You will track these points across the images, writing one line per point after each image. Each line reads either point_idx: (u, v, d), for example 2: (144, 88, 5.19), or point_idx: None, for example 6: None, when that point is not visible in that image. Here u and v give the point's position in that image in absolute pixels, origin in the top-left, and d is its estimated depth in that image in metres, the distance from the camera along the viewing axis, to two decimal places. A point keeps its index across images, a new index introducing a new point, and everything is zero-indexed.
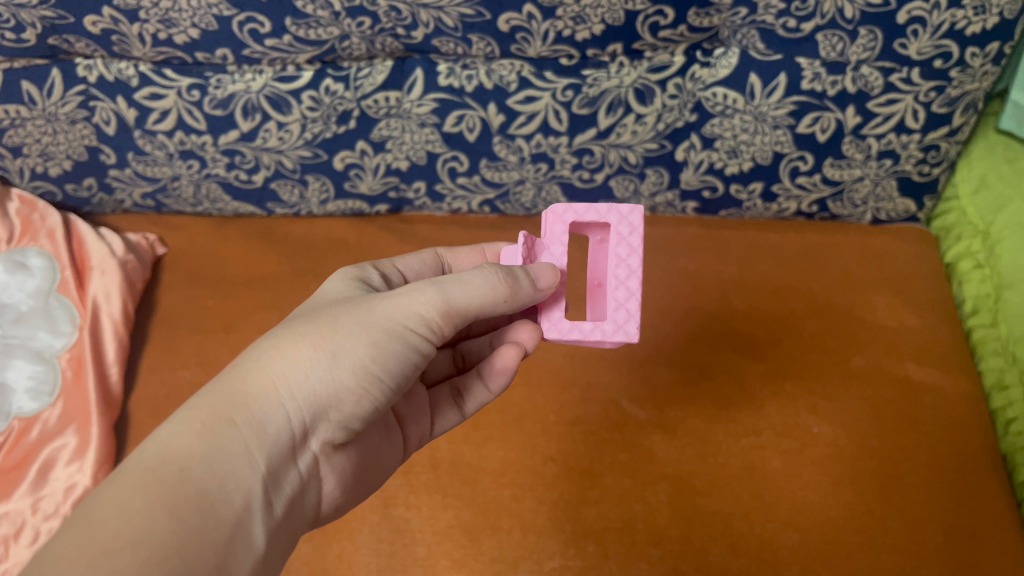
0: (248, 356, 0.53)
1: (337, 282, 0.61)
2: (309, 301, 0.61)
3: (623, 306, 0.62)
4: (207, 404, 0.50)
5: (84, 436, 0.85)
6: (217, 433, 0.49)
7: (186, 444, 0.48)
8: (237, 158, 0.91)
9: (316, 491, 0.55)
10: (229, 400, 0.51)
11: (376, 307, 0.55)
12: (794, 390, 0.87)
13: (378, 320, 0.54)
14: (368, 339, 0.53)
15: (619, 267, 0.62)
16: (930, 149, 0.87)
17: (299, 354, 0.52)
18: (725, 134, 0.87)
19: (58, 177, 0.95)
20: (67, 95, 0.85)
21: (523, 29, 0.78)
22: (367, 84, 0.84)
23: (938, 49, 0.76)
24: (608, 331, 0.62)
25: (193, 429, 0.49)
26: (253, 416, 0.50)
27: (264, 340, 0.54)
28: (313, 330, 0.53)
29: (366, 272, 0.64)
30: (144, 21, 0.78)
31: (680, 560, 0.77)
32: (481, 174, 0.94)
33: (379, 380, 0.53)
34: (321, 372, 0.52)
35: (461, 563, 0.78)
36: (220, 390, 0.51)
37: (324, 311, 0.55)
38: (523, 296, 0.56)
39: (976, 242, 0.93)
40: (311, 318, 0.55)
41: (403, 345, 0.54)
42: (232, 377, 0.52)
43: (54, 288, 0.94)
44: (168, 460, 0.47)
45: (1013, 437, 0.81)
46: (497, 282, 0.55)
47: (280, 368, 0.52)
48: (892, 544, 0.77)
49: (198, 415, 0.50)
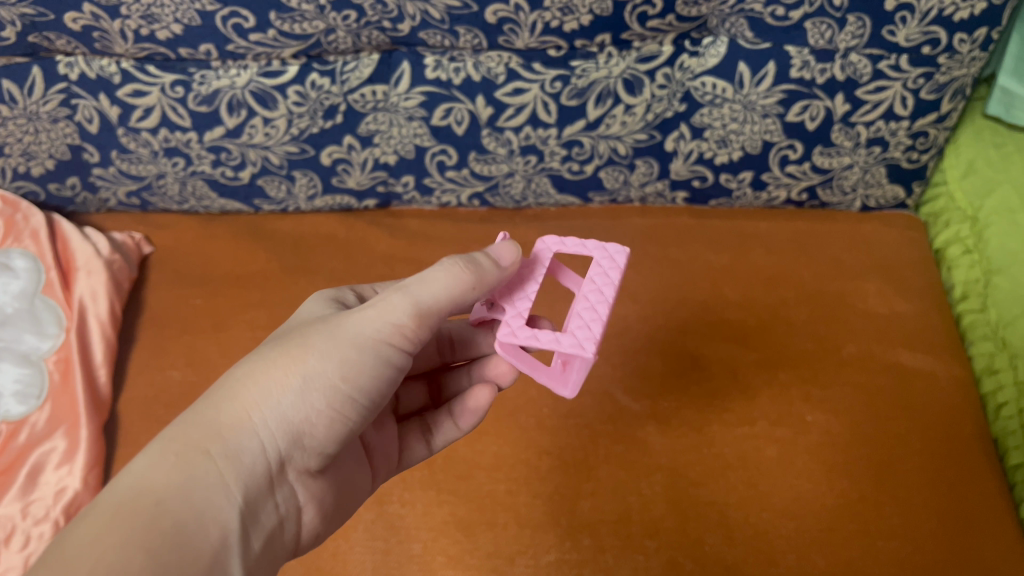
0: (220, 385, 0.53)
1: (313, 304, 0.61)
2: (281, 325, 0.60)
3: (588, 324, 0.54)
4: (181, 436, 0.50)
5: (73, 439, 0.83)
6: (192, 463, 0.49)
7: (162, 478, 0.48)
8: (223, 155, 0.90)
9: (296, 523, 0.55)
10: (203, 429, 0.51)
11: (345, 324, 0.54)
12: (787, 378, 0.87)
13: (348, 337, 0.54)
14: (338, 357, 0.53)
15: (589, 294, 0.56)
16: (919, 135, 0.87)
17: (272, 379, 0.52)
18: (715, 124, 0.87)
19: (41, 176, 0.94)
20: (48, 93, 0.84)
21: (510, 20, 0.77)
22: (353, 78, 0.83)
23: (926, 35, 0.76)
24: (564, 344, 0.53)
25: (167, 463, 0.48)
26: (228, 445, 0.50)
27: (237, 368, 0.54)
28: (286, 353, 0.53)
29: (342, 293, 0.63)
30: (125, 17, 0.77)
31: (676, 551, 0.77)
32: (470, 167, 0.93)
33: (353, 398, 0.53)
34: (294, 395, 0.52)
35: (457, 559, 0.77)
36: (195, 421, 0.51)
37: (294, 332, 0.55)
38: (492, 282, 0.55)
39: (965, 227, 0.94)
40: (282, 341, 0.55)
41: (375, 359, 0.54)
42: (206, 406, 0.52)
43: (40, 289, 0.92)
44: (143, 492, 0.46)
45: (1004, 421, 0.83)
46: (463, 276, 0.54)
47: (253, 394, 0.52)
48: (886, 532, 0.77)
49: (172, 447, 0.49)
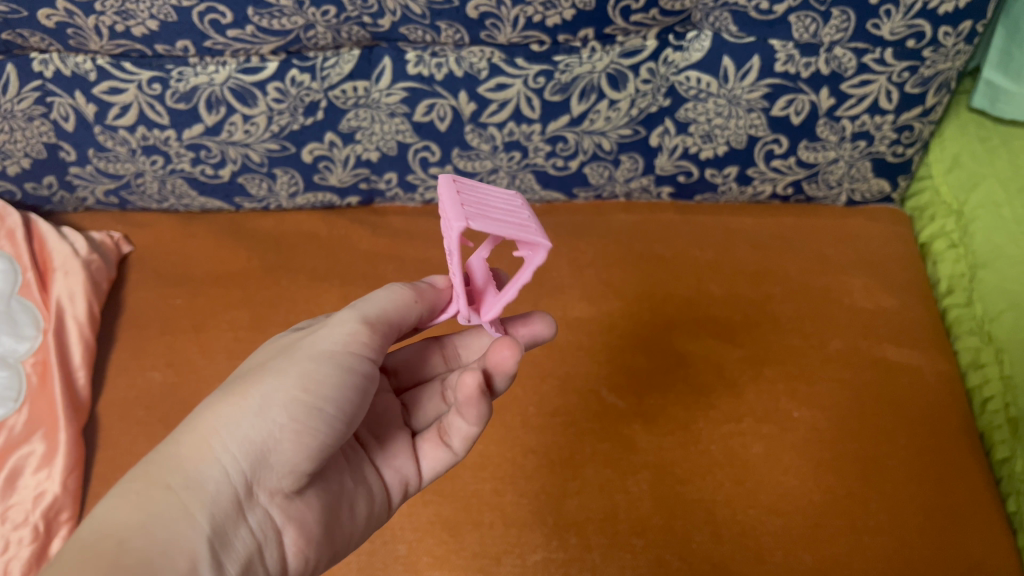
0: (182, 422, 0.54)
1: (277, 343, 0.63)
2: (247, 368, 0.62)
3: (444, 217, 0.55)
4: (143, 474, 0.51)
5: (51, 443, 0.82)
6: (153, 497, 0.49)
7: (125, 517, 0.48)
8: (203, 152, 0.88)
9: (277, 546, 0.54)
10: (166, 465, 0.51)
11: (302, 347, 0.55)
12: (773, 374, 0.86)
13: (303, 354, 0.55)
14: (296, 374, 0.53)
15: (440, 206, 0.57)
16: (905, 129, 0.87)
17: (230, 405, 0.52)
18: (700, 118, 0.86)
19: (18, 175, 0.92)
20: (22, 91, 0.82)
21: (492, 15, 0.76)
22: (334, 74, 0.82)
23: (911, 28, 0.76)
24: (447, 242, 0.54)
25: (129, 502, 0.49)
26: (190, 476, 0.50)
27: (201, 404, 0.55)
28: (245, 380, 0.54)
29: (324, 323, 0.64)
30: (100, 13, 0.75)
31: (664, 549, 0.76)
32: (453, 164, 0.92)
33: (317, 409, 0.52)
34: (252, 416, 0.52)
35: (443, 560, 0.77)
36: (158, 459, 0.52)
37: (255, 365, 0.56)
38: (429, 293, 0.62)
39: (950, 222, 0.95)
40: (242, 376, 0.56)
41: (333, 368, 0.54)
42: (170, 444, 0.53)
43: (16, 289, 0.91)
44: (105, 534, 0.46)
45: (990, 415, 0.83)
46: (401, 291, 0.60)
47: (212, 421, 0.52)
48: (873, 527, 0.77)
49: (133, 485, 0.50)
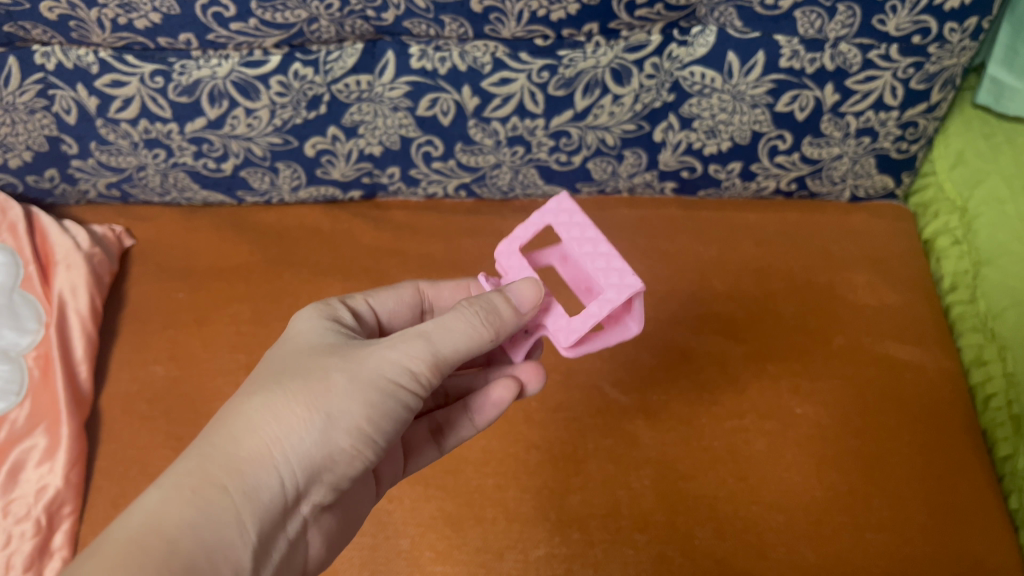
0: (236, 413, 0.52)
1: (316, 325, 0.58)
2: (285, 339, 0.58)
3: (613, 267, 0.58)
4: (198, 469, 0.50)
5: (54, 437, 0.82)
6: (211, 499, 0.48)
7: (176, 514, 0.47)
8: (205, 146, 0.88)
9: (305, 549, 0.55)
10: (221, 462, 0.50)
11: (367, 360, 0.53)
12: (776, 371, 0.86)
13: (370, 377, 0.53)
14: (361, 398, 0.52)
15: (584, 250, 0.60)
16: (909, 126, 0.86)
17: (294, 417, 0.51)
18: (704, 114, 0.86)
19: (19, 169, 0.92)
20: (24, 84, 0.82)
21: (496, 9, 0.76)
22: (337, 68, 0.82)
23: (917, 24, 0.76)
24: (616, 295, 0.57)
25: (180, 497, 0.48)
26: (246, 480, 0.50)
27: (252, 396, 0.53)
28: (308, 388, 0.52)
29: (337, 309, 0.61)
30: (102, 6, 0.75)
31: (666, 545, 0.76)
32: (457, 158, 0.92)
33: (372, 439, 0.53)
34: (315, 434, 0.51)
35: (445, 555, 0.77)
36: (210, 453, 0.50)
37: (311, 364, 0.54)
38: (505, 325, 0.55)
39: (954, 218, 0.95)
40: (298, 373, 0.53)
41: (395, 402, 0.53)
42: (222, 438, 0.51)
43: (17, 283, 0.90)
44: (156, 530, 0.46)
45: (993, 412, 0.83)
46: (481, 325, 0.54)
47: (273, 428, 0.51)
48: (875, 524, 0.77)
49: (188, 482, 0.49)
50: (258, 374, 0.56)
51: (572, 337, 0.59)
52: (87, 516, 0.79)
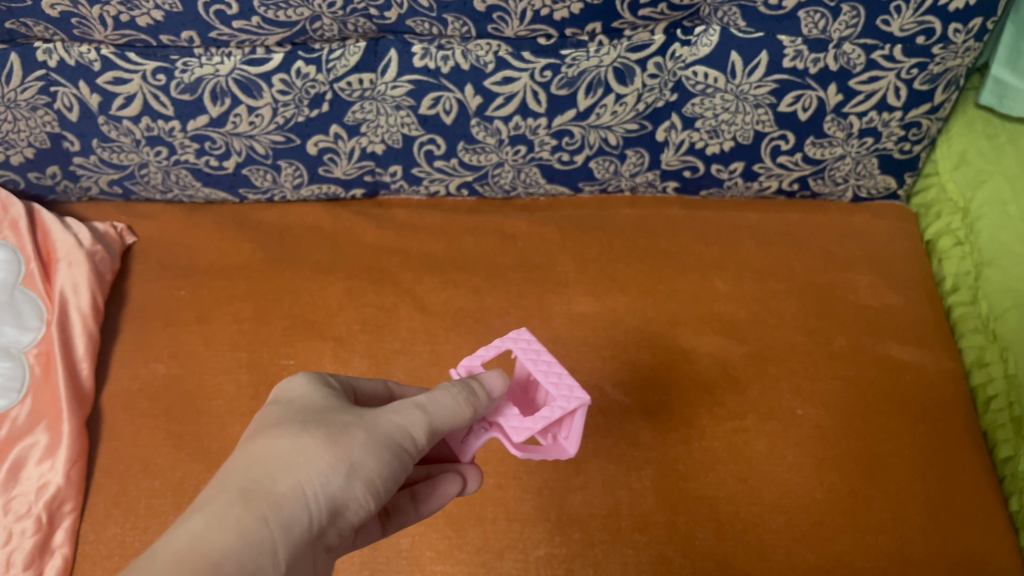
0: (262, 453, 0.50)
1: (312, 383, 0.57)
2: (280, 395, 0.57)
3: (564, 380, 0.61)
4: (238, 501, 0.47)
5: (55, 434, 0.82)
6: (257, 529, 0.46)
7: (218, 542, 0.44)
8: (207, 144, 0.88)
9: None
10: (255, 495, 0.47)
11: (378, 420, 0.54)
12: (777, 372, 0.86)
13: (386, 431, 0.53)
14: (381, 450, 0.52)
15: (536, 364, 0.62)
16: (912, 126, 0.86)
17: (323, 459, 0.50)
18: (706, 114, 0.86)
19: (21, 165, 0.91)
20: (26, 81, 0.82)
21: (500, 8, 0.76)
22: (340, 66, 0.81)
23: (920, 25, 0.76)
24: (565, 401, 0.59)
25: (222, 525, 0.45)
26: (282, 516, 0.47)
27: (274, 439, 0.51)
28: (333, 435, 0.52)
29: (324, 375, 0.59)
30: (105, 3, 0.75)
31: (667, 546, 0.77)
32: (459, 157, 0.92)
33: (383, 492, 0.53)
34: (341, 479, 0.50)
35: (446, 554, 0.77)
36: (240, 486, 0.48)
37: (327, 417, 0.53)
38: (487, 409, 0.59)
39: (956, 220, 0.95)
40: (319, 421, 0.53)
41: (404, 458, 0.54)
42: (250, 475, 0.49)
43: (19, 280, 0.90)
44: (202, 558, 0.43)
45: (994, 414, 0.84)
46: (478, 396, 0.58)
47: (305, 467, 0.49)
48: (875, 526, 0.77)
49: (232, 510, 0.46)
50: (266, 423, 0.54)
51: (521, 435, 0.59)
52: (88, 513, 0.79)
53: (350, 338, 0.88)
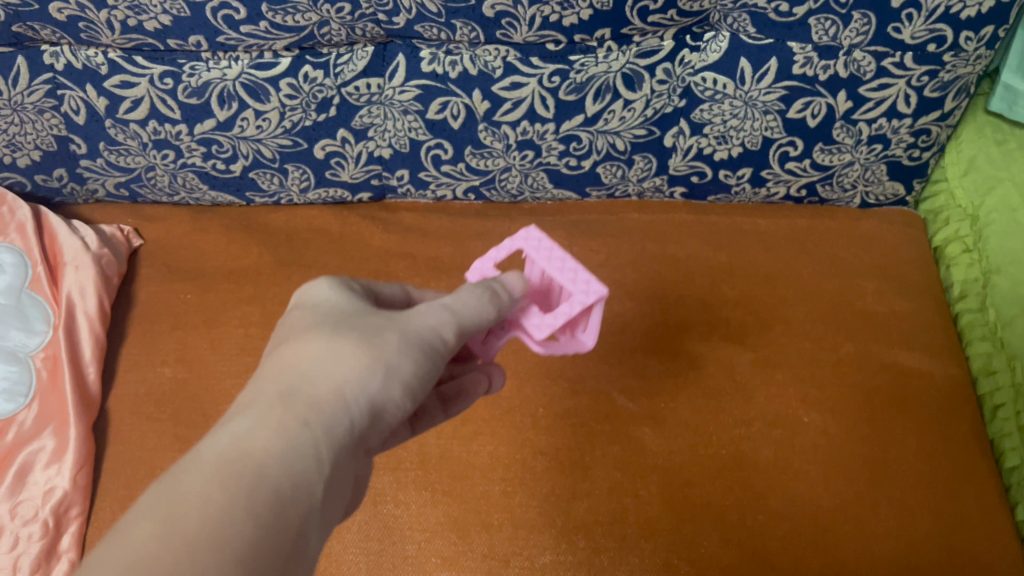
0: (295, 357, 0.47)
1: (335, 286, 0.54)
2: (302, 301, 0.53)
3: (580, 274, 0.59)
4: (275, 405, 0.43)
5: (62, 438, 0.82)
6: (300, 431, 0.42)
7: (258, 446, 0.40)
8: (215, 147, 0.88)
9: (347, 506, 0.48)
10: (294, 398, 0.44)
11: (409, 321, 0.51)
12: (784, 379, 0.86)
13: (416, 333, 0.50)
14: (414, 352, 0.49)
15: (549, 259, 0.60)
16: (922, 133, 0.86)
17: (357, 362, 0.47)
18: (715, 119, 0.86)
19: (28, 167, 0.91)
20: (34, 84, 0.82)
21: (509, 14, 0.75)
22: (347, 71, 0.81)
23: (932, 32, 0.75)
24: (583, 293, 0.57)
25: (261, 429, 0.41)
26: (322, 419, 0.44)
27: (306, 342, 0.48)
28: (366, 336, 0.48)
29: (349, 280, 0.55)
30: (112, 8, 0.74)
31: (672, 553, 0.77)
32: (466, 161, 0.91)
33: (418, 394, 0.50)
34: (379, 380, 0.47)
35: (453, 561, 0.77)
36: (276, 389, 0.45)
37: (357, 319, 0.50)
38: (508, 312, 0.56)
39: (964, 226, 0.94)
40: (350, 325, 0.49)
41: (437, 359, 0.51)
42: (285, 379, 0.45)
43: (26, 284, 0.90)
44: (244, 461, 0.39)
45: (1001, 423, 0.84)
46: (501, 298, 0.55)
47: (341, 370, 0.46)
48: (882, 535, 0.77)
49: (272, 414, 0.42)
50: (291, 330, 0.50)
51: (543, 332, 0.58)
52: (95, 517, 0.79)
53: None
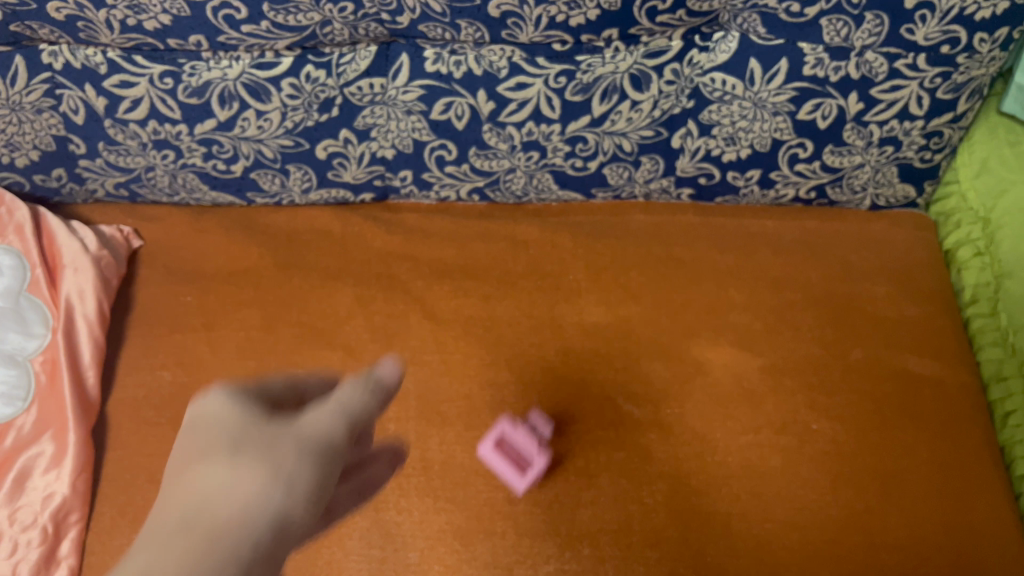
0: (186, 493, 0.44)
1: (223, 400, 0.49)
2: (194, 420, 0.49)
3: None
4: (179, 530, 0.42)
5: (61, 443, 0.81)
6: (207, 553, 0.41)
7: (168, 564, 0.40)
8: (215, 147, 0.87)
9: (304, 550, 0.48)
10: (190, 542, 0.41)
11: (287, 433, 0.47)
12: (792, 385, 0.85)
13: (308, 442, 0.47)
14: (309, 462, 0.46)
15: None
16: (934, 135, 0.84)
17: (251, 473, 0.45)
18: (723, 121, 0.84)
19: (26, 167, 0.90)
20: (32, 83, 0.80)
21: (514, 14, 0.74)
22: (350, 71, 0.80)
23: (946, 34, 0.73)
24: None
25: (168, 557, 0.40)
26: (228, 540, 0.42)
27: (193, 480, 0.45)
28: (252, 459, 0.45)
29: (228, 387, 0.50)
30: (111, 7, 0.73)
31: (678, 562, 0.76)
32: (470, 162, 0.90)
33: (324, 496, 0.47)
34: (278, 494, 0.45)
35: (455, 569, 0.76)
36: (165, 538, 0.41)
37: (236, 444, 0.46)
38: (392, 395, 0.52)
39: (976, 229, 0.93)
40: (229, 454, 0.46)
41: (333, 465, 0.47)
42: (171, 538, 0.41)
43: (25, 286, 0.89)
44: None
45: (1012, 429, 0.83)
46: (393, 381, 0.52)
47: (229, 496, 0.44)
48: (891, 545, 0.76)
49: (171, 547, 0.40)
50: (184, 457, 0.47)
51: None
52: (94, 523, 0.78)
53: (359, 347, 0.87)
